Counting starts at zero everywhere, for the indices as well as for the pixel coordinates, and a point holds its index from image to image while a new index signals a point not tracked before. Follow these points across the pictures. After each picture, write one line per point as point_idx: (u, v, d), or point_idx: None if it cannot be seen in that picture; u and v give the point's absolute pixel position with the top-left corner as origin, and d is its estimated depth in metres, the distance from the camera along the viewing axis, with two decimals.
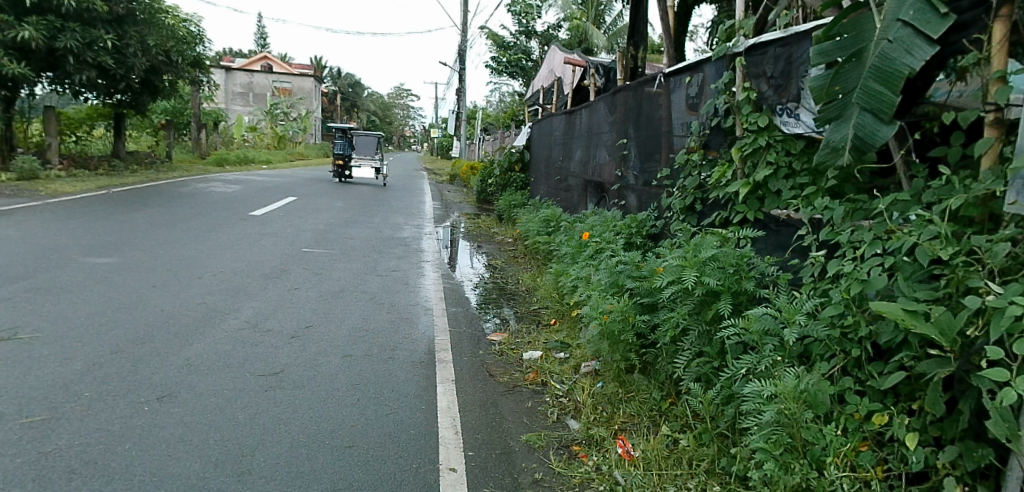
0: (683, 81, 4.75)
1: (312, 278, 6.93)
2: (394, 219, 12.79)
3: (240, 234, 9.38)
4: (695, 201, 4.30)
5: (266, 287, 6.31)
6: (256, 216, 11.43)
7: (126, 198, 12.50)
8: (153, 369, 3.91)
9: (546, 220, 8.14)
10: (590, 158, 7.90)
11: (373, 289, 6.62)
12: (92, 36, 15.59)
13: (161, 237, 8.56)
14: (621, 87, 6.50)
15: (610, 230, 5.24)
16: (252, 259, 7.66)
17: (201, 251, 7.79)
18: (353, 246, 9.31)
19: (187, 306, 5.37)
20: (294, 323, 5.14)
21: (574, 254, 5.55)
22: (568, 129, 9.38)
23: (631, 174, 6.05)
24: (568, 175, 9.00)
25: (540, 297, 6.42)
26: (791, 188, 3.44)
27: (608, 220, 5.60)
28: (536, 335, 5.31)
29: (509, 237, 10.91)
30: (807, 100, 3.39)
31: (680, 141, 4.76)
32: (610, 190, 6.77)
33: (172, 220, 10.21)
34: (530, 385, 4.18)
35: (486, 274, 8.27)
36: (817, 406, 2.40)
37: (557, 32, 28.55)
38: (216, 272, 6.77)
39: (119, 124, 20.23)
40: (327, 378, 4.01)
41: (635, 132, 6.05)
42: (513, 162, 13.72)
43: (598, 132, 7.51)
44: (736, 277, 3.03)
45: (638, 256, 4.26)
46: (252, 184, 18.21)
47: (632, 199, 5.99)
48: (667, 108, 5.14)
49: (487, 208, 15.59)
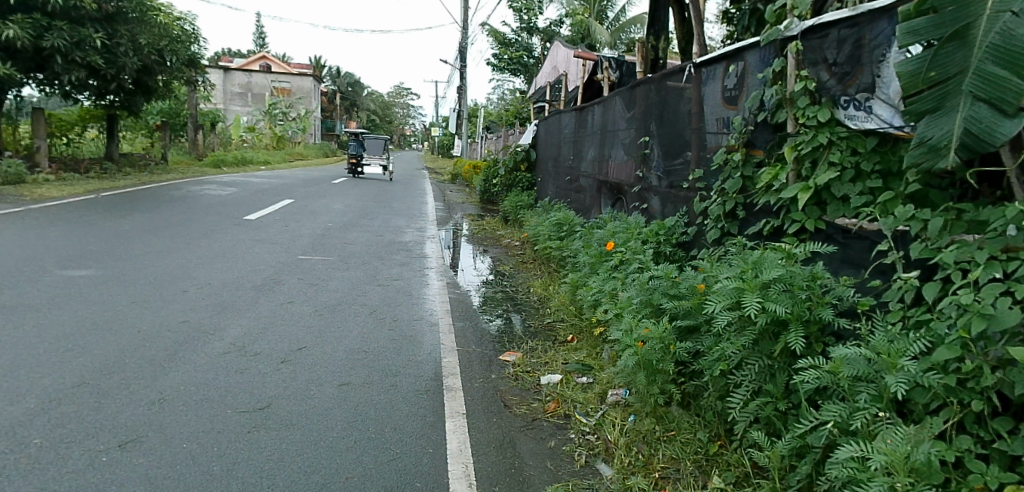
0: (718, 71, 4.23)
1: (308, 290, 6.43)
2: (395, 222, 12.31)
3: (232, 240, 8.90)
4: (736, 207, 3.80)
5: (256, 301, 5.82)
6: (250, 221, 10.95)
7: (115, 203, 12.01)
8: (119, 406, 3.41)
9: (558, 224, 7.64)
10: (605, 158, 7.39)
11: (373, 301, 6.13)
12: (80, 35, 15.05)
13: (147, 245, 8.07)
14: (641, 80, 5.99)
15: (635, 238, 4.73)
16: (242, 268, 7.17)
17: (189, 261, 7.30)
18: (352, 252, 8.81)
19: (166, 325, 4.88)
20: (284, 344, 4.64)
21: (594, 265, 5.03)
22: (579, 126, 8.86)
23: (653, 175, 5.54)
24: (580, 176, 8.48)
25: (554, 309, 5.91)
26: (860, 193, 2.94)
27: (630, 226, 5.09)
28: (553, 354, 4.79)
29: (516, 240, 10.40)
30: (881, 89, 2.90)
31: (715, 139, 4.25)
32: (629, 193, 6.26)
33: (161, 226, 9.73)
34: (552, 417, 3.65)
35: (493, 281, 7.77)
36: (933, 478, 1.87)
37: (559, 29, 28.04)
38: (204, 284, 6.28)
39: (113, 125, 19.75)
40: (319, 413, 3.51)
41: (657, 130, 5.54)
42: (518, 161, 13.20)
43: (613, 129, 6.99)
44: (808, 303, 2.52)
45: (673, 270, 3.74)
46: (248, 186, 17.73)
47: (656, 203, 5.47)
48: (697, 101, 4.64)
49: (492, 208, 15.09)
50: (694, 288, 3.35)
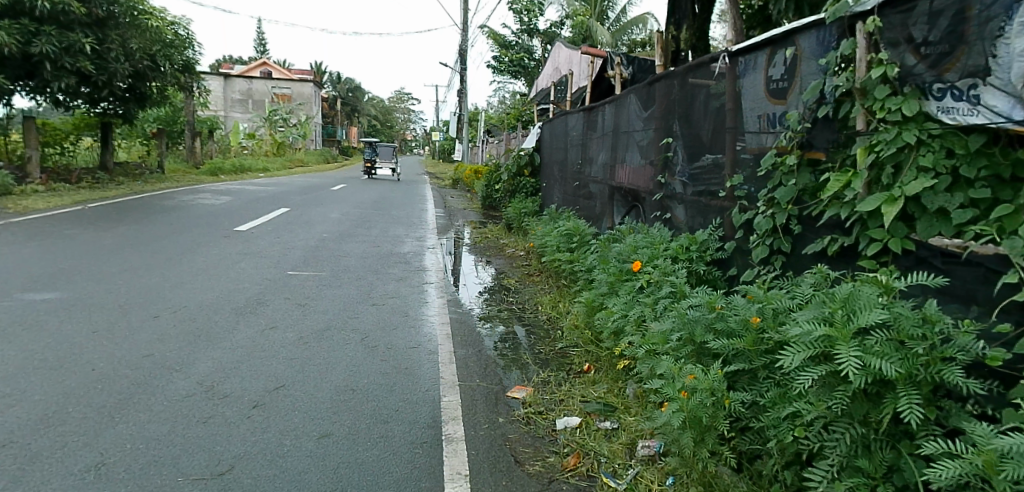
0: (763, 59, 3.65)
1: (294, 312, 5.78)
2: (394, 231, 11.70)
3: (218, 255, 8.28)
4: (788, 220, 3.21)
5: (234, 328, 5.18)
6: (240, 232, 10.33)
7: (101, 214, 11.40)
8: (46, 476, 2.79)
9: (567, 235, 7.01)
10: (617, 162, 6.78)
11: (366, 325, 5.50)
12: (69, 40, 14.44)
13: (125, 262, 7.44)
14: (658, 75, 5.39)
15: (662, 255, 4.11)
16: (225, 288, 6.53)
17: (168, 280, 6.67)
18: (346, 267, 8.18)
19: (127, 360, 4.25)
20: (259, 383, 4.02)
21: (613, 286, 4.41)
22: (587, 128, 8.25)
23: (677, 180, 4.93)
24: (589, 182, 7.88)
25: (566, 333, 5.28)
26: (963, 206, 2.34)
27: (655, 239, 4.47)
28: (569, 389, 4.16)
29: (521, 250, 9.75)
30: (995, 74, 2.30)
31: (760, 138, 3.65)
32: (647, 201, 5.65)
33: (145, 239, 9.11)
34: (573, 479, 3.02)
35: (497, 297, 7.13)
36: None
37: (560, 30, 27.46)
38: (180, 308, 5.65)
39: (106, 133, 19.19)
40: (292, 479, 2.89)
41: (679, 130, 4.94)
42: (522, 166, 12.46)
43: (627, 130, 6.39)
44: (922, 359, 1.92)
45: (715, 296, 3.13)
46: (244, 193, 17.14)
47: (681, 212, 4.85)
48: (732, 94, 4.03)
49: (495, 215, 14.49)
50: (746, 321, 2.74)
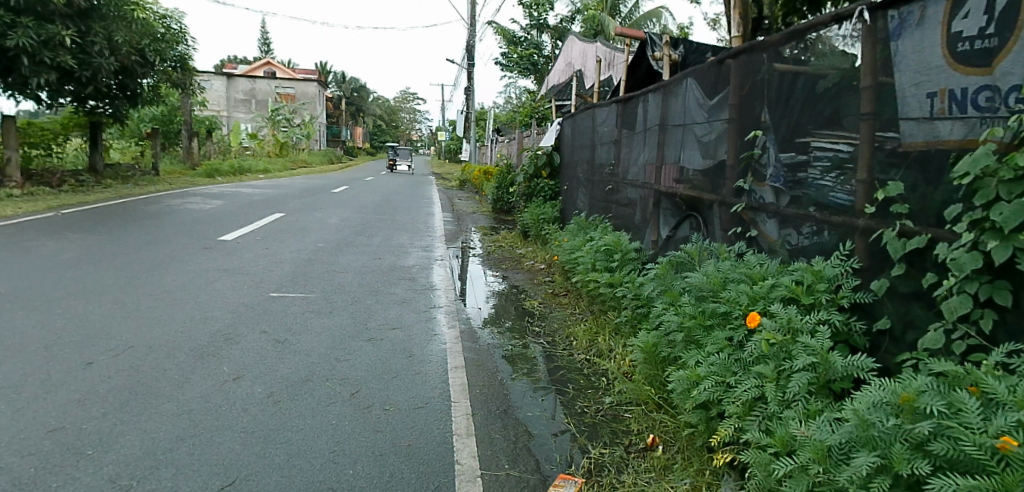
0: (942, 10, 2.48)
1: (269, 355, 4.56)
2: (398, 239, 10.53)
3: (191, 273, 7.11)
4: (1010, 256, 2.03)
5: (186, 379, 3.98)
6: (225, 243, 9.16)
7: (71, 222, 10.19)
8: None
9: (606, 250, 5.79)
10: (665, 163, 5.56)
11: (359, 370, 4.32)
12: (48, 33, 13.23)
13: (79, 283, 6.25)
14: (735, 51, 4.19)
15: (771, 298, 2.90)
16: (188, 319, 5.32)
17: (122, 308, 5.48)
18: (340, 287, 6.95)
19: (20, 441, 3.07)
20: (200, 480, 2.83)
21: (692, 335, 3.21)
22: (620, 124, 7.05)
23: (767, 188, 3.73)
24: (626, 186, 6.64)
25: (617, 386, 4.07)
26: None
27: (749, 267, 3.27)
28: (635, 481, 2.95)
29: (541, 263, 8.54)
30: None
31: (932, 128, 2.49)
32: (714, 212, 4.42)
33: (112, 253, 7.94)
34: None
35: (520, 324, 5.91)
36: None
37: (570, 25, 26.29)
38: (124, 348, 4.45)
39: (96, 133, 17.94)
40: None
41: (769, 121, 3.74)
42: (539, 167, 11.18)
43: (681, 123, 5.19)
44: None
45: (902, 385, 1.97)
46: (237, 197, 15.92)
47: (772, 230, 3.64)
48: (870, 65, 2.87)
49: (507, 220, 13.33)
50: (993, 447, 1.60)
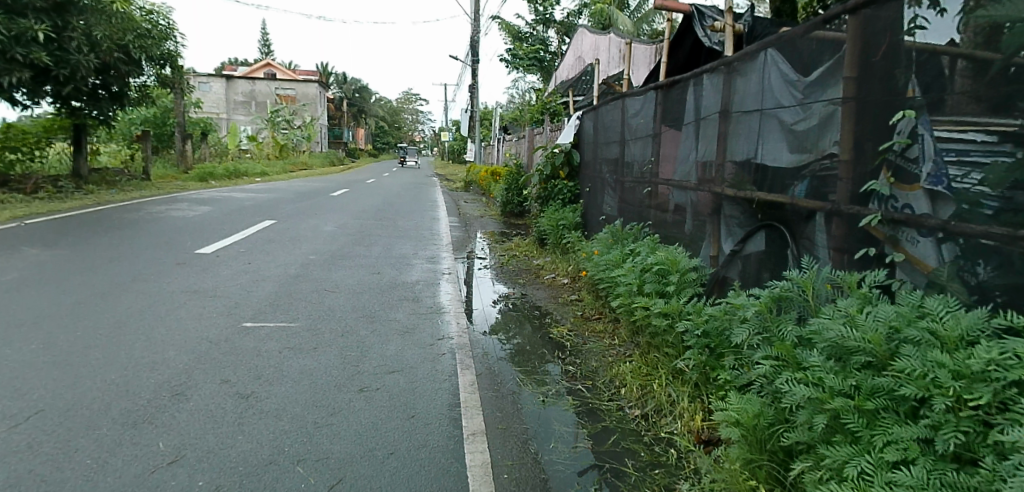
0: None
1: (224, 420, 3.44)
2: (401, 249, 9.43)
3: (155, 297, 6.01)
4: None
5: (98, 467, 2.87)
6: (203, 257, 8.06)
7: (32, 235, 9.07)
8: None
9: (658, 271, 4.66)
10: (728, 159, 4.45)
11: (344, 444, 3.20)
12: (18, 27, 12.12)
13: (8, 316, 5.13)
14: (849, 7, 3.07)
15: (1004, 379, 1.76)
16: (131, 364, 4.22)
17: (49, 351, 4.36)
18: (329, 312, 5.82)
19: None
20: None
21: (846, 424, 2.10)
22: (660, 113, 5.94)
23: (919, 193, 2.62)
24: (670, 188, 5.51)
25: (700, 470, 2.94)
26: None
27: (929, 317, 2.14)
28: None
29: (565, 276, 7.43)
30: None
31: None
32: (817, 226, 3.30)
33: (66, 272, 6.83)
34: None
35: (546, 361, 4.79)
36: None
37: (578, 20, 25.20)
38: (27, 415, 3.35)
39: (79, 137, 16.85)
40: None
41: (920, 96, 2.62)
42: (556, 166, 9.99)
43: (755, 107, 4.07)
44: None
45: None
46: (228, 202, 14.78)
47: (928, 254, 2.54)
48: None
49: (519, 225, 12.26)
50: None
